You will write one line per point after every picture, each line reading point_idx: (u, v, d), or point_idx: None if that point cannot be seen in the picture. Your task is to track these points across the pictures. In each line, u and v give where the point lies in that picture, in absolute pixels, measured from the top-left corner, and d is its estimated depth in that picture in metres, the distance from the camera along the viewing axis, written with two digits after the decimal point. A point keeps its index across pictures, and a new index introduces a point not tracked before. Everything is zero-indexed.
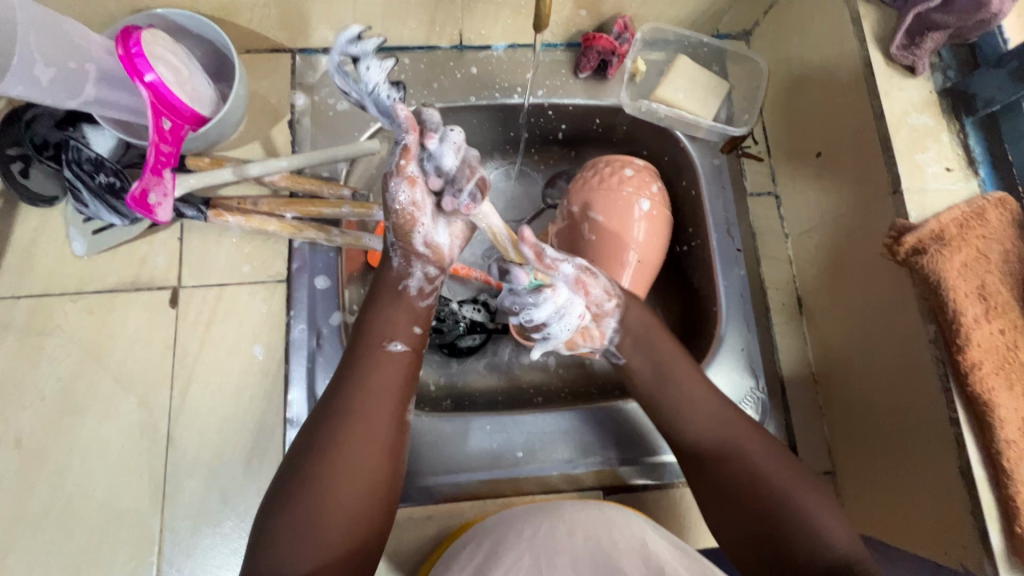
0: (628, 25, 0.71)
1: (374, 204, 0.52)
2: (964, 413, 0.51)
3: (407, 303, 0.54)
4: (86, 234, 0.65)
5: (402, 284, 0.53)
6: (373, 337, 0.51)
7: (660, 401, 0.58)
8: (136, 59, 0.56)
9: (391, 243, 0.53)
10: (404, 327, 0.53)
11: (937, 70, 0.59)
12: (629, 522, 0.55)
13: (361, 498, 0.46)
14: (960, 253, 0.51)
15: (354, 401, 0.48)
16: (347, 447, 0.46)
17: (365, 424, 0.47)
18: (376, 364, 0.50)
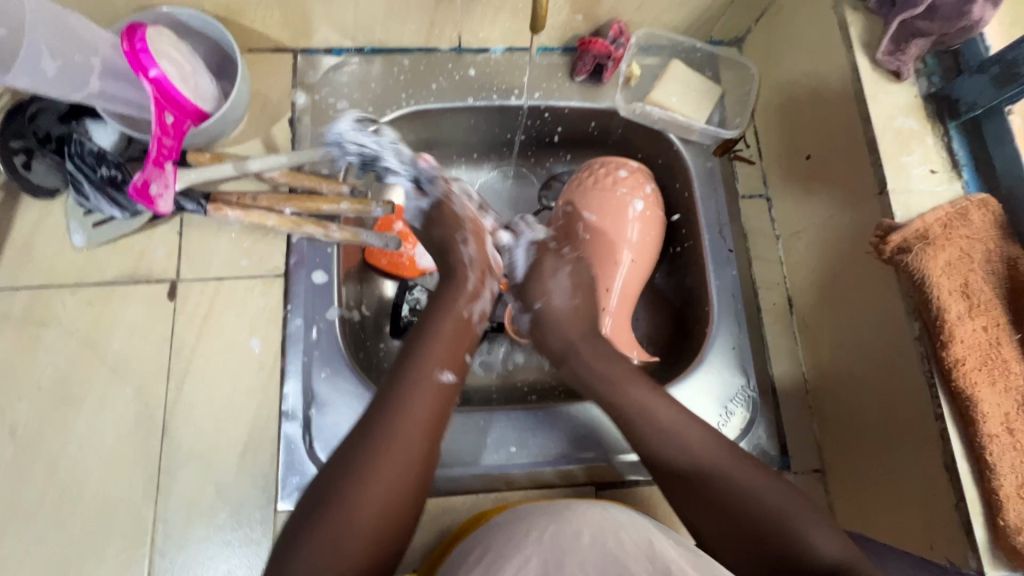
0: (623, 30, 0.73)
1: (452, 228, 0.66)
2: (948, 408, 0.52)
3: (466, 330, 0.61)
4: (86, 226, 0.66)
5: (468, 309, 0.62)
6: (428, 364, 0.55)
7: (633, 419, 0.57)
8: (141, 55, 0.58)
9: (466, 266, 0.65)
10: (461, 355, 0.59)
11: (922, 76, 0.61)
12: (637, 526, 0.54)
13: (388, 514, 0.47)
14: (944, 251, 0.53)
15: (399, 423, 0.50)
16: (384, 467, 0.48)
17: (405, 444, 0.49)
18: (429, 389, 0.53)
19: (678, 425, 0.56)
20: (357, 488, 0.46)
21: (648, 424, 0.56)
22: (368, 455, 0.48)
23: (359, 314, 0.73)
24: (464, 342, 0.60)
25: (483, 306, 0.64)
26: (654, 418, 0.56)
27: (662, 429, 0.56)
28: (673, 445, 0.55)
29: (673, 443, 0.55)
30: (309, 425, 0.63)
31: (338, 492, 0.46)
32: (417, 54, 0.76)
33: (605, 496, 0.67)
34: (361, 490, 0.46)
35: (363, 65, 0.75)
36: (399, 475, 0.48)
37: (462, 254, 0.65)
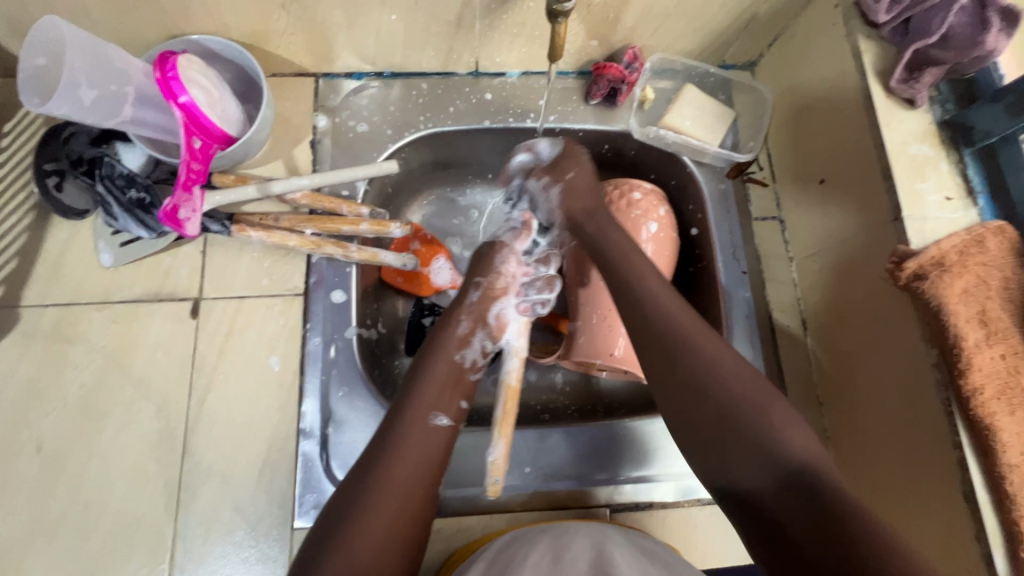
0: (638, 56, 0.74)
1: (477, 269, 0.68)
2: (967, 438, 0.52)
3: (459, 376, 0.61)
4: (114, 246, 0.68)
5: (459, 355, 0.62)
6: (420, 407, 0.56)
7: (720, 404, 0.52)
8: (171, 82, 0.59)
9: (464, 312, 0.65)
10: (453, 401, 0.59)
11: (935, 103, 0.62)
12: (632, 544, 0.57)
13: (388, 543, 0.48)
14: (960, 278, 0.53)
15: (394, 460, 0.52)
16: (387, 504, 0.49)
17: (404, 488, 0.51)
18: (421, 435, 0.54)
19: (775, 408, 0.51)
20: (358, 523, 0.47)
21: (728, 403, 0.51)
22: (367, 497, 0.49)
23: (376, 332, 0.74)
24: (458, 388, 0.60)
25: (475, 355, 0.64)
26: (737, 394, 0.52)
27: (750, 411, 0.51)
28: (759, 440, 0.49)
29: (756, 429, 0.50)
30: (327, 443, 0.64)
31: (341, 528, 0.47)
32: (435, 79, 0.77)
33: (618, 518, 0.66)
34: (361, 524, 0.47)
35: (383, 88, 0.77)
36: (398, 512, 0.49)
37: (467, 298, 0.66)
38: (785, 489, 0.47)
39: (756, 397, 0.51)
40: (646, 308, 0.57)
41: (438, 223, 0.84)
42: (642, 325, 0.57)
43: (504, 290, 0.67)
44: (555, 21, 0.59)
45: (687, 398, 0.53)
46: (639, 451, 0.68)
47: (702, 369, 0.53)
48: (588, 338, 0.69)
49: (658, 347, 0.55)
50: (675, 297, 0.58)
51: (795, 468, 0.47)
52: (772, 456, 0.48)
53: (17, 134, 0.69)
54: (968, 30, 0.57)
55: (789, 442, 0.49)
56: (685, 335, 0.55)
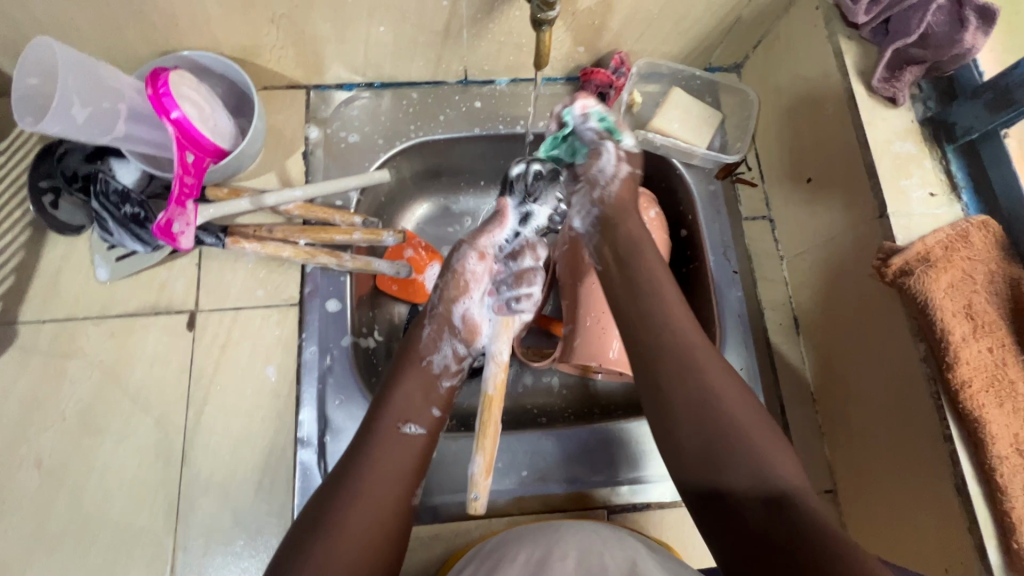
0: (624, 60, 0.75)
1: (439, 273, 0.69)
2: (957, 430, 0.52)
3: (430, 385, 0.62)
4: (110, 260, 0.69)
5: (426, 359, 0.63)
6: (390, 416, 0.58)
7: (695, 409, 0.51)
8: (163, 98, 0.60)
9: (428, 318, 0.66)
10: (425, 408, 0.60)
11: (917, 101, 0.63)
12: (622, 543, 0.57)
13: (370, 542, 0.49)
14: (946, 273, 0.53)
15: (365, 471, 0.53)
16: (356, 515, 0.50)
17: (372, 503, 0.51)
18: (391, 448, 0.56)
19: (761, 439, 0.49)
20: (334, 530, 0.48)
21: (725, 432, 0.49)
22: (337, 510, 0.50)
23: (372, 340, 0.74)
24: (428, 391, 0.61)
25: (447, 359, 0.65)
26: (735, 430, 0.49)
27: (735, 441, 0.49)
28: (743, 459, 0.48)
29: (746, 459, 0.48)
30: (324, 451, 0.65)
31: (315, 534, 0.48)
32: (425, 88, 0.78)
33: (615, 519, 0.67)
34: (330, 543, 0.47)
35: (373, 99, 0.78)
36: (370, 530, 0.50)
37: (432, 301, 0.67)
38: (761, 520, 0.45)
39: (757, 437, 0.49)
40: (654, 326, 0.55)
41: (431, 230, 0.85)
42: (647, 333, 0.55)
43: (470, 283, 0.67)
44: (540, 29, 0.60)
45: (673, 392, 0.52)
46: (636, 453, 0.68)
47: (705, 399, 0.51)
48: (583, 340, 0.70)
49: (651, 369, 0.53)
50: (692, 324, 0.55)
51: (775, 498, 0.46)
52: (757, 486, 0.47)
53: (13, 153, 0.70)
54: (947, 29, 0.58)
55: (779, 472, 0.47)
56: (696, 356, 0.53)
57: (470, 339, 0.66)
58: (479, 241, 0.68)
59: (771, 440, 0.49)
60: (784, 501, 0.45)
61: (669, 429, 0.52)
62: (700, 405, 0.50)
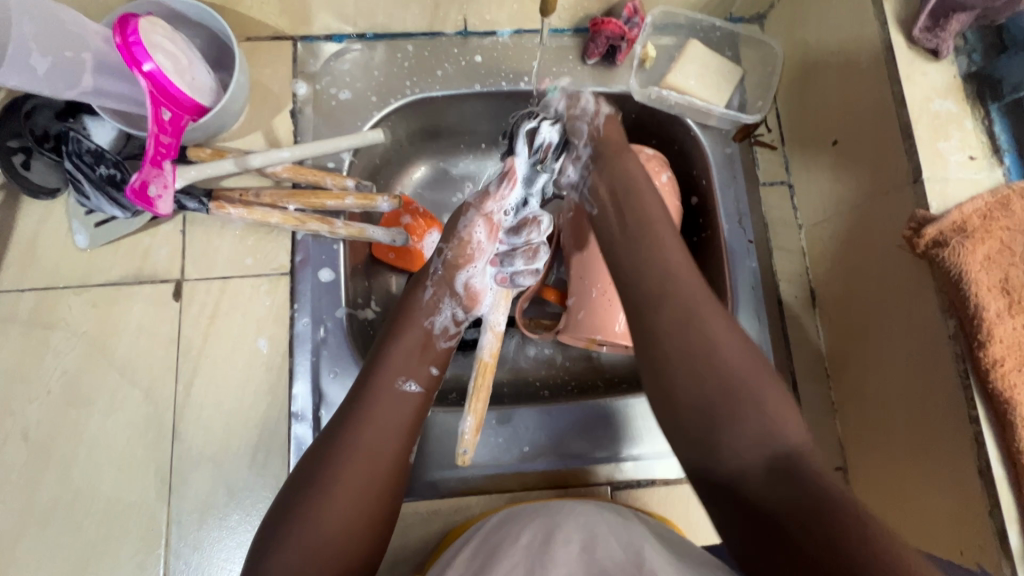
0: (638, 8, 0.69)
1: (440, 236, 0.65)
2: (984, 411, 0.49)
3: (427, 343, 0.59)
4: (89, 227, 0.65)
5: (428, 320, 0.60)
6: (389, 373, 0.55)
7: (693, 355, 0.47)
8: (133, 48, 0.55)
9: (429, 280, 0.63)
10: (422, 366, 0.57)
11: (961, 54, 0.57)
12: (627, 528, 0.56)
13: (361, 502, 0.47)
14: (983, 245, 0.49)
15: (359, 430, 0.50)
16: (352, 470, 0.48)
17: (370, 456, 0.49)
18: (389, 402, 0.53)
19: (776, 407, 0.45)
20: (326, 496, 0.46)
21: (733, 390, 0.46)
22: (332, 465, 0.48)
23: (368, 311, 0.71)
24: (426, 353, 0.59)
25: (447, 322, 0.62)
26: (744, 396, 0.46)
27: (741, 395, 0.46)
28: (753, 416, 0.45)
29: (755, 427, 0.45)
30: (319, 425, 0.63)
31: (308, 496, 0.46)
32: (421, 40, 0.72)
33: (619, 497, 0.65)
34: (326, 502, 0.46)
35: (365, 51, 0.72)
36: (366, 483, 0.48)
37: (432, 267, 0.63)
38: (774, 486, 0.42)
39: (759, 390, 0.46)
40: (648, 276, 0.51)
41: (429, 195, 0.80)
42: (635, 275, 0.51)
43: (472, 248, 0.64)
44: None
45: (672, 344, 0.48)
46: (642, 428, 0.66)
47: (700, 345, 0.47)
48: (588, 313, 0.66)
49: (653, 319, 0.49)
50: (692, 272, 0.51)
51: (780, 459, 0.43)
52: (770, 453, 0.43)
53: None
54: None
55: (790, 439, 0.44)
56: (704, 316, 0.49)
57: (471, 308, 0.64)
58: (485, 205, 0.65)
59: (775, 394, 0.46)
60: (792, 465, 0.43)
61: (672, 388, 0.48)
62: (702, 355, 0.47)
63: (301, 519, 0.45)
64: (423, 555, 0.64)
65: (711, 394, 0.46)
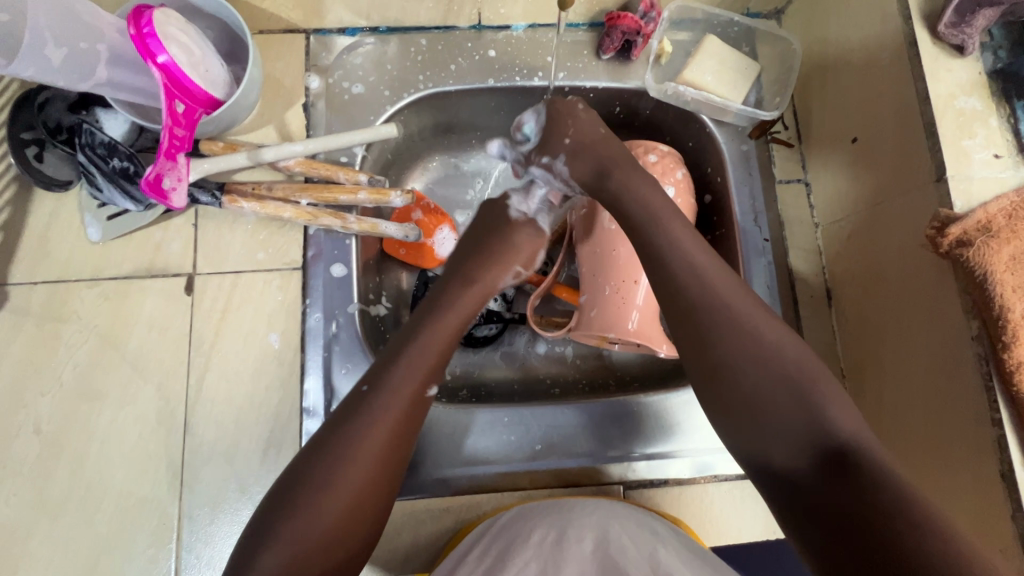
0: (655, 2, 0.67)
1: (515, 257, 0.65)
2: (1007, 414, 0.49)
3: (450, 344, 0.56)
4: (101, 220, 0.65)
5: (467, 333, 0.59)
6: (410, 376, 0.51)
7: (728, 338, 0.49)
8: (148, 39, 0.55)
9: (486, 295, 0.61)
10: (444, 373, 0.55)
11: (986, 50, 0.56)
12: (640, 526, 0.55)
13: (360, 496, 0.46)
14: (1008, 245, 0.49)
15: (370, 425, 0.47)
16: (360, 458, 0.46)
17: (376, 450, 0.47)
18: (402, 405, 0.49)
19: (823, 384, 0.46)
20: (325, 489, 0.44)
21: (782, 377, 0.47)
22: (337, 455, 0.46)
23: (379, 306, 0.71)
24: (450, 357, 0.56)
25: (476, 332, 0.61)
26: (792, 376, 0.47)
27: (788, 381, 0.47)
28: (799, 406, 0.46)
29: (799, 407, 0.46)
30: None
31: (307, 483, 0.45)
32: (435, 33, 0.72)
33: (631, 496, 0.65)
34: (326, 494, 0.44)
35: (378, 45, 0.71)
36: (367, 477, 0.46)
37: (500, 283, 0.64)
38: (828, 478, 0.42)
39: (809, 374, 0.47)
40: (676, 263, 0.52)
41: (440, 191, 0.80)
42: (664, 266, 0.52)
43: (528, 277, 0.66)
44: None
45: (714, 328, 0.49)
46: (655, 428, 0.66)
47: (740, 334, 0.48)
48: (601, 311, 0.66)
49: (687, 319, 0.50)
50: (716, 259, 0.53)
51: (834, 447, 0.43)
52: (813, 433, 0.44)
53: None
54: None
55: (837, 421, 0.45)
56: (734, 305, 0.50)
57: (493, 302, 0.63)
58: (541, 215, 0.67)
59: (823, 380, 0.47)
60: (843, 451, 0.43)
61: (719, 376, 0.49)
62: (740, 343, 0.48)
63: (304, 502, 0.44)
64: (433, 553, 0.63)
65: (755, 379, 0.47)
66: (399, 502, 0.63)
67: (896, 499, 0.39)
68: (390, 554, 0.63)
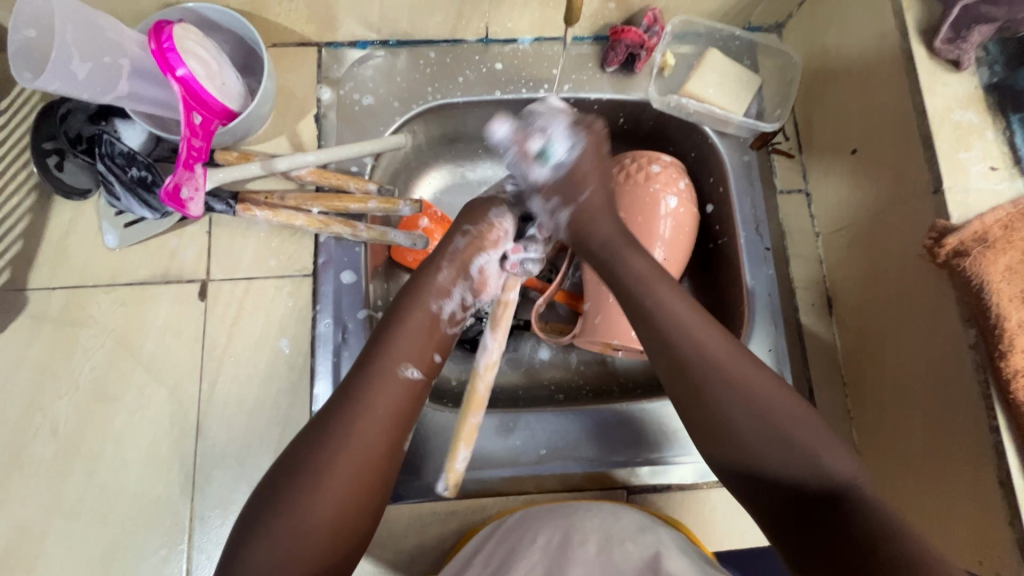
0: (657, 18, 0.70)
1: (463, 216, 0.62)
2: (1004, 422, 0.49)
3: (433, 328, 0.56)
4: (118, 227, 0.66)
5: (437, 304, 0.57)
6: (393, 359, 0.52)
7: (712, 383, 0.49)
8: (168, 54, 0.56)
9: (447, 257, 0.60)
10: (428, 354, 0.55)
11: (982, 65, 0.57)
12: (643, 530, 0.57)
13: (352, 491, 0.46)
14: (1005, 255, 0.50)
15: (355, 416, 0.48)
16: (347, 454, 0.46)
17: (362, 439, 0.47)
18: (386, 389, 0.50)
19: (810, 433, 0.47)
20: (315, 483, 0.45)
21: (769, 425, 0.47)
22: (325, 448, 0.46)
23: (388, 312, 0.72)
24: (433, 340, 0.56)
25: (454, 309, 0.59)
26: (776, 422, 0.47)
27: (776, 427, 0.47)
28: (788, 450, 0.47)
29: (788, 452, 0.47)
30: None
31: (297, 476, 0.45)
32: (443, 47, 0.74)
33: (633, 500, 0.67)
34: (315, 488, 0.45)
35: (388, 58, 0.73)
36: (356, 471, 0.46)
37: (452, 246, 0.60)
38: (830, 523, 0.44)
39: (795, 421, 0.48)
40: (661, 322, 0.52)
41: (447, 199, 0.81)
42: (649, 324, 0.52)
43: (495, 233, 0.62)
44: None
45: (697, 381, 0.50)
46: (658, 433, 0.66)
47: (724, 383, 0.49)
48: (605, 318, 0.67)
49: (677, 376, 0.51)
50: (696, 313, 0.52)
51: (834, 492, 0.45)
52: (810, 479, 0.46)
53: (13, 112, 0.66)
54: None
55: (828, 464, 0.46)
56: (724, 362, 0.49)
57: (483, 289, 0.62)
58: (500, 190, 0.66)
59: (809, 422, 0.48)
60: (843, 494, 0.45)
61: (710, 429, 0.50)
62: (727, 394, 0.49)
63: (294, 498, 0.44)
64: (439, 556, 0.65)
65: (745, 428, 0.48)
66: (406, 505, 0.65)
67: (895, 544, 0.41)
68: (397, 556, 0.64)
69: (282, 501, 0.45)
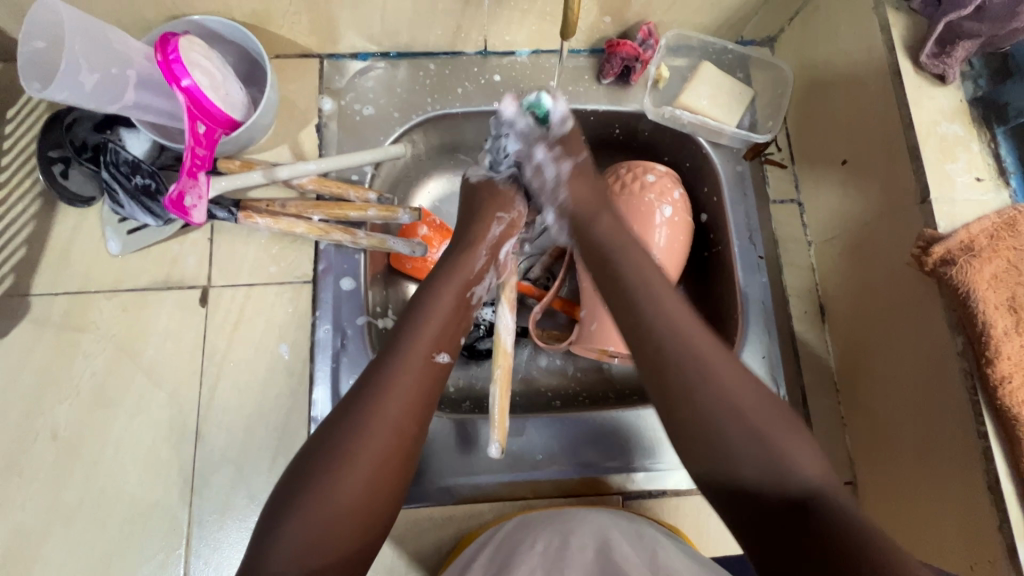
0: (652, 32, 0.72)
1: (495, 203, 0.65)
2: (992, 427, 0.50)
3: (462, 309, 0.58)
4: (121, 234, 0.67)
5: (472, 290, 0.60)
6: (421, 341, 0.53)
7: (694, 380, 0.49)
8: (173, 65, 0.58)
9: (482, 243, 0.63)
10: (455, 340, 0.56)
11: (967, 79, 0.59)
12: (641, 534, 0.57)
13: (380, 472, 0.46)
14: (990, 264, 0.51)
15: (383, 393, 0.49)
16: (376, 431, 0.47)
17: (391, 416, 0.48)
18: (418, 368, 0.51)
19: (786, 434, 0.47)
20: (347, 460, 0.46)
21: (750, 425, 0.47)
22: (355, 425, 0.47)
23: (387, 319, 0.73)
24: (459, 323, 0.58)
25: (483, 291, 0.62)
26: (751, 419, 0.47)
27: (756, 429, 0.47)
28: (764, 451, 0.46)
29: (764, 453, 0.46)
30: None
31: (327, 452, 0.46)
32: (443, 59, 0.75)
33: (630, 506, 0.67)
34: (346, 468, 0.45)
35: (389, 69, 0.75)
36: (386, 447, 0.47)
37: (489, 233, 0.63)
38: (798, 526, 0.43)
39: (767, 419, 0.47)
40: (658, 324, 0.52)
41: (445, 208, 0.82)
42: (637, 318, 0.53)
43: (520, 225, 0.67)
44: None
45: (684, 383, 0.49)
46: (649, 438, 0.67)
47: (707, 387, 0.48)
48: (601, 325, 0.68)
49: (659, 378, 0.50)
50: (689, 310, 0.53)
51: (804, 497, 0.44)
52: (779, 485, 0.45)
53: (20, 121, 0.68)
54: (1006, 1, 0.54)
55: (803, 470, 0.45)
56: (708, 359, 0.49)
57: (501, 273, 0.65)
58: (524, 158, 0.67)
59: (780, 424, 0.47)
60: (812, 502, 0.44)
61: (692, 438, 0.48)
62: (710, 395, 0.48)
63: (322, 478, 0.45)
64: (436, 562, 0.65)
65: (724, 432, 0.47)
66: (403, 511, 0.65)
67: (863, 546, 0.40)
68: (394, 561, 0.64)
69: (310, 478, 0.45)
